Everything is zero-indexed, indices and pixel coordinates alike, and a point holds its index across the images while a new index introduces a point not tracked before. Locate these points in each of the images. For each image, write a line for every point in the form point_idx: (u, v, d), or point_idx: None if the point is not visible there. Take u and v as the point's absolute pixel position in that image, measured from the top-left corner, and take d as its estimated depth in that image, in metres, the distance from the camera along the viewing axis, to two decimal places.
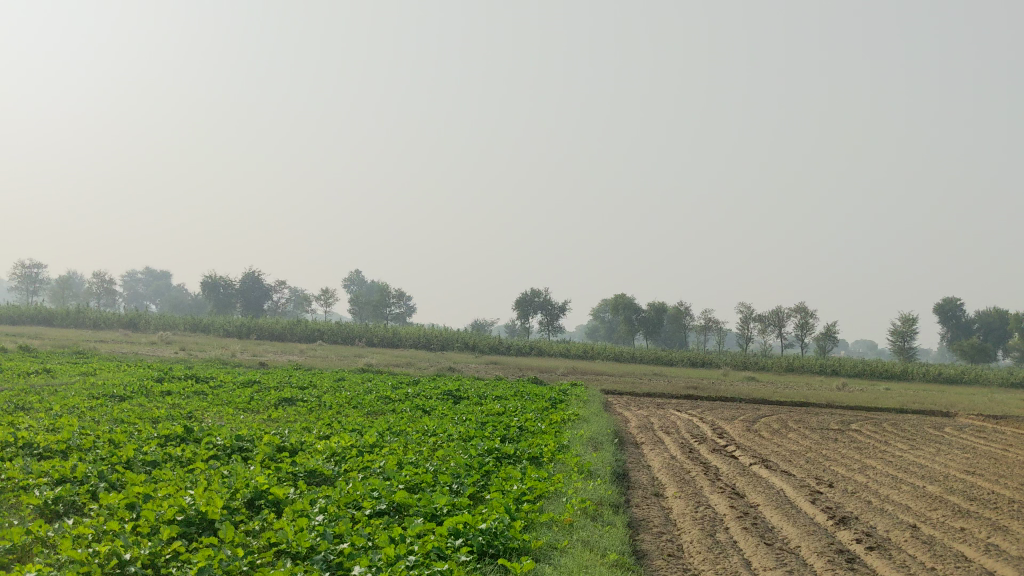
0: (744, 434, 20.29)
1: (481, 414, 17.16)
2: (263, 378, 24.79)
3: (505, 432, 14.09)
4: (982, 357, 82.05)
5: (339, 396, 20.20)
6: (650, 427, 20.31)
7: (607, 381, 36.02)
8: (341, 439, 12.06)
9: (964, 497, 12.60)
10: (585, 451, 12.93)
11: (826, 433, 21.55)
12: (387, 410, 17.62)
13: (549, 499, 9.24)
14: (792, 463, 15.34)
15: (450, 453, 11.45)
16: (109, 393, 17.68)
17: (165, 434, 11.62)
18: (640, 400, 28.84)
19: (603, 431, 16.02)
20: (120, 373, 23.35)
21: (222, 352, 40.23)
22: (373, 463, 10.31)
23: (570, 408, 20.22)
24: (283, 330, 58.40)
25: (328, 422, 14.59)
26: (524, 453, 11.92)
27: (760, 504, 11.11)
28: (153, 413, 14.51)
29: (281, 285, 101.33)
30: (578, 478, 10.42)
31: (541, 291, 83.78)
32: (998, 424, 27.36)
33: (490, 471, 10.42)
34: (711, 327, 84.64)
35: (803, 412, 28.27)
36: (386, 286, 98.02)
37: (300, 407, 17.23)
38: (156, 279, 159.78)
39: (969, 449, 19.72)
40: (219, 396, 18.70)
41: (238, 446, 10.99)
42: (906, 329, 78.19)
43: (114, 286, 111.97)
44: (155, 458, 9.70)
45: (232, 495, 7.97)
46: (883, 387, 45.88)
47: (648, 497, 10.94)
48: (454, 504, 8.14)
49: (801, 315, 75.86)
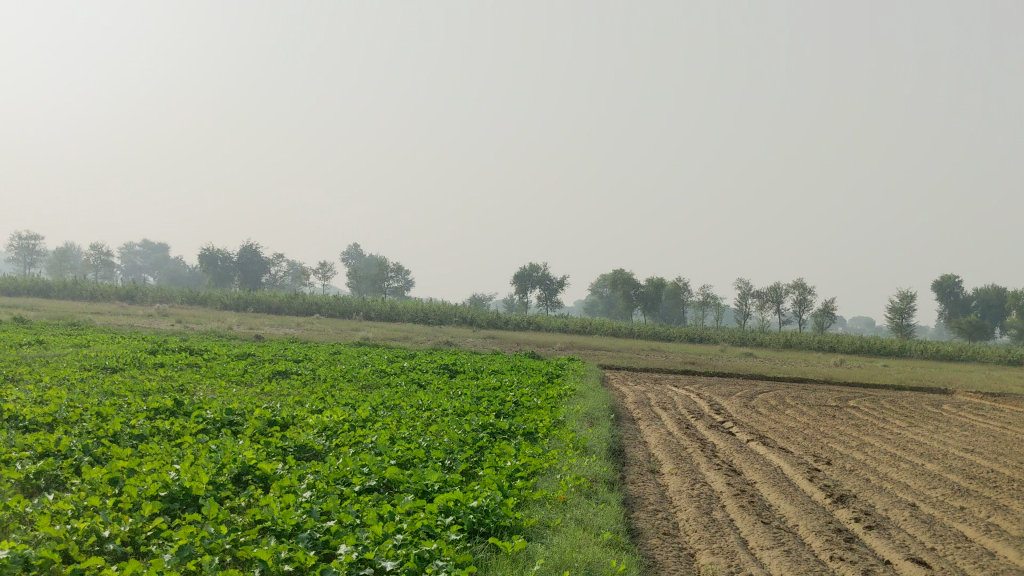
0: (742, 410, 20.15)
1: (477, 389, 16.99)
2: (259, 352, 24.54)
3: (500, 408, 13.92)
4: (980, 335, 81.92)
5: (333, 369, 20.00)
6: (647, 402, 20.17)
7: (604, 356, 35.88)
8: (333, 413, 11.89)
9: (963, 475, 12.47)
10: (581, 426, 12.76)
11: (824, 410, 21.39)
12: (382, 383, 17.47)
13: (543, 476, 9.07)
14: (789, 440, 15.19)
15: (444, 428, 11.28)
16: (101, 365, 17.50)
17: (154, 407, 11.44)
18: (638, 376, 28.68)
19: (599, 406, 15.86)
20: (114, 345, 23.16)
21: (218, 325, 40.04)
22: (365, 438, 10.15)
23: (567, 383, 20.05)
24: (281, 304, 58.18)
25: (322, 396, 14.42)
26: (519, 429, 11.76)
27: (757, 481, 10.97)
28: (145, 385, 14.36)
29: (279, 258, 101.01)
30: (573, 454, 10.25)
31: (540, 265, 83.50)
32: (997, 401, 27.24)
33: (483, 446, 10.26)
34: (710, 302, 84.46)
35: (801, 388, 28.16)
36: (384, 259, 97.66)
37: (293, 381, 17.08)
38: (154, 251, 159.36)
39: (966, 426, 19.59)
40: (213, 369, 18.52)
41: (228, 420, 10.81)
42: (904, 306, 78.07)
43: (112, 258, 111.72)
44: (142, 431, 9.54)
45: (219, 471, 7.79)
46: (881, 364, 45.79)
47: (644, 474, 10.79)
48: (445, 481, 7.99)
49: (800, 291, 75.66)
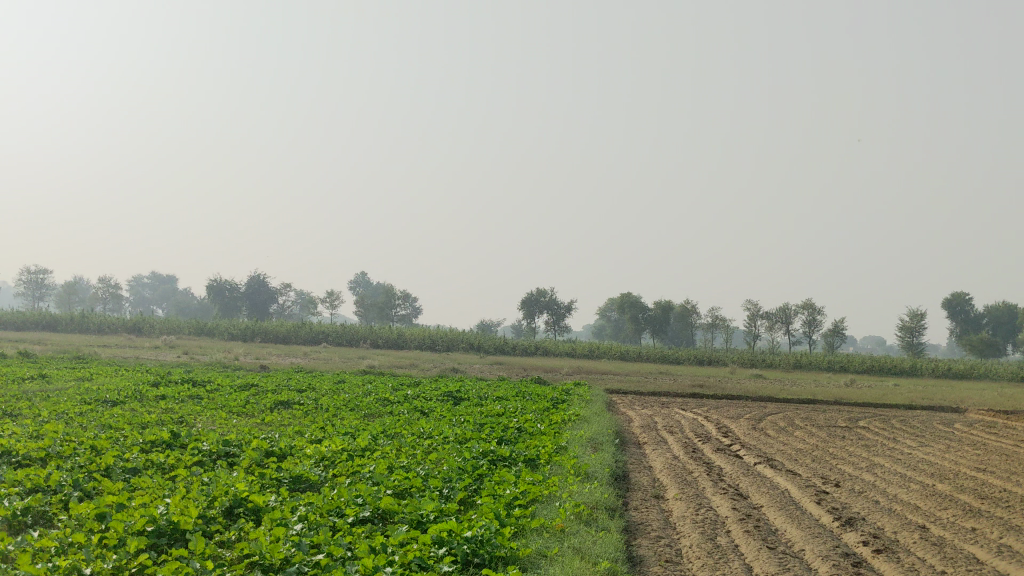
0: (750, 432, 19.89)
1: (480, 416, 16.79)
2: (262, 382, 24.34)
3: (502, 434, 13.73)
4: (992, 352, 81.31)
5: (336, 398, 19.79)
6: (654, 426, 19.94)
7: (612, 380, 35.57)
8: (331, 443, 11.73)
9: (975, 494, 12.23)
10: (584, 452, 12.57)
11: (833, 431, 21.13)
12: (385, 412, 17.30)
13: (543, 503, 8.89)
14: (797, 462, 14.96)
15: (444, 456, 11.10)
16: (101, 398, 17.35)
17: (150, 439, 11.29)
18: (645, 400, 28.38)
19: (604, 431, 15.66)
20: (116, 378, 22.99)
21: (224, 356, 39.91)
22: (362, 467, 9.98)
23: (572, 408, 19.81)
24: (288, 333, 58.07)
25: (322, 426, 14.25)
26: (521, 456, 11.58)
27: (763, 505, 10.76)
28: (144, 418, 14.22)
29: (287, 288, 101.07)
30: (574, 480, 10.07)
31: (546, 290, 83.28)
32: (1009, 419, 26.91)
33: (483, 474, 10.08)
34: (719, 324, 84.05)
35: (810, 409, 27.84)
36: (391, 287, 97.63)
37: (295, 410, 16.91)
38: (162, 284, 159.65)
39: (978, 445, 19.28)
40: (214, 400, 18.35)
41: (224, 451, 10.67)
42: (914, 324, 77.60)
43: (120, 291, 112.02)
44: (136, 464, 9.41)
45: (210, 504, 7.65)
46: (892, 383, 45.38)
47: (648, 500, 10.59)
48: (441, 510, 7.83)
49: (809, 311, 75.26)
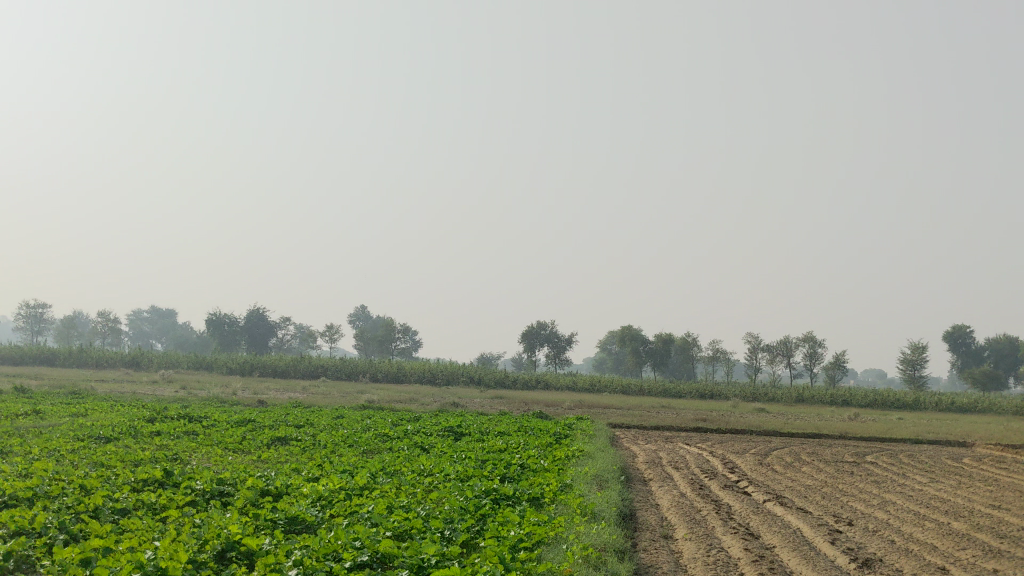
0: (757, 468, 19.52)
1: (481, 452, 16.43)
2: (258, 417, 23.92)
3: (505, 471, 13.38)
4: (994, 385, 80.76)
5: (335, 434, 19.39)
6: (658, 462, 19.57)
7: (614, 414, 35.11)
8: (329, 481, 11.37)
9: (992, 533, 11.87)
10: (590, 490, 12.21)
11: (840, 467, 20.75)
12: (385, 448, 16.94)
13: (548, 546, 8.54)
14: (807, 499, 14.59)
15: (445, 495, 10.76)
16: (94, 435, 16.95)
17: (143, 478, 10.94)
18: (649, 434, 27.99)
19: (609, 467, 15.30)
20: (112, 413, 22.56)
21: (222, 390, 39.47)
22: (361, 507, 9.63)
23: (575, 444, 19.41)
24: (287, 367, 57.61)
25: (320, 463, 13.89)
26: (524, 494, 11.22)
27: (776, 545, 10.40)
28: (137, 455, 13.86)
29: (286, 322, 100.69)
30: (581, 521, 9.71)
31: (547, 323, 82.89)
32: (1017, 454, 26.55)
33: (486, 514, 9.74)
34: (720, 357, 83.57)
35: (815, 444, 27.44)
36: (391, 320, 97.27)
37: (293, 447, 16.55)
38: (162, 318, 159.11)
39: (989, 481, 18.91)
40: (209, 437, 17.95)
41: (217, 491, 10.31)
42: (916, 357, 77.18)
43: (118, 325, 111.51)
44: (126, 505, 9.07)
45: (201, 547, 7.32)
46: (896, 417, 44.92)
47: (657, 540, 10.23)
48: (442, 554, 7.51)
49: (810, 344, 74.92)
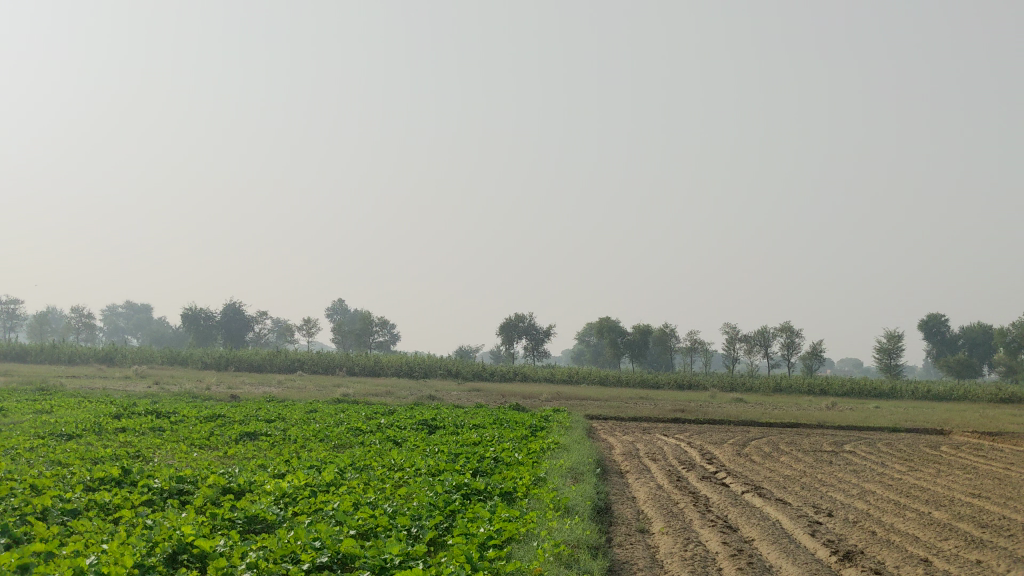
0: (734, 459, 19.27)
1: (455, 446, 16.05)
2: (228, 412, 23.42)
3: (477, 465, 13.06)
4: (969, 372, 81.34)
5: (305, 429, 18.95)
6: (635, 453, 19.31)
7: (591, 405, 34.93)
8: (294, 478, 10.96)
9: (974, 522, 11.65)
10: (564, 483, 11.90)
11: (819, 456, 20.59)
12: (356, 442, 16.58)
13: (519, 543, 8.21)
14: (786, 490, 14.33)
15: (413, 491, 10.40)
16: (57, 432, 16.49)
17: (99, 476, 10.52)
18: (626, 425, 27.73)
19: (585, 460, 15.00)
20: (77, 410, 22.02)
21: (194, 385, 38.84)
22: (325, 504, 9.28)
23: (551, 436, 19.07)
24: (263, 361, 56.95)
25: (287, 459, 13.49)
26: (495, 488, 10.88)
27: (755, 538, 10.12)
28: (97, 452, 13.40)
29: (263, 316, 99.91)
30: (554, 516, 9.38)
31: (525, 315, 82.70)
32: (994, 441, 26.56)
33: (456, 510, 9.40)
34: (698, 348, 83.72)
35: (793, 433, 27.33)
36: (368, 313, 96.65)
37: (261, 442, 16.16)
38: (137, 314, 157.32)
39: (968, 468, 18.83)
40: (176, 433, 17.49)
41: (176, 489, 9.91)
42: (892, 346, 77.54)
43: (92, 320, 110.10)
44: (77, 506, 8.66)
45: (150, 550, 6.95)
46: (873, 405, 45.09)
47: (633, 534, 9.94)
48: (406, 553, 7.17)
49: (787, 334, 75.15)
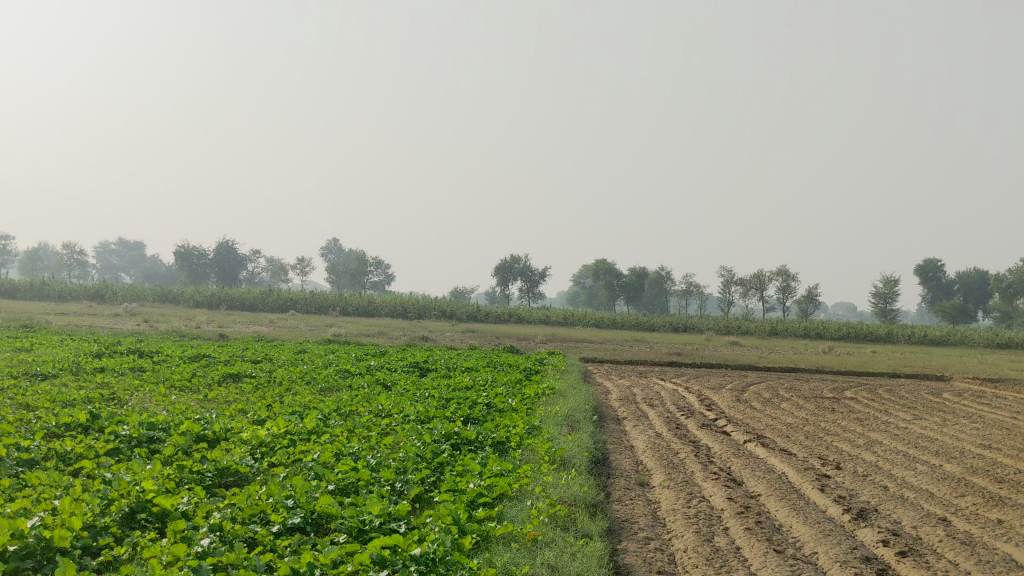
0: (734, 405, 18.72)
1: (446, 390, 15.43)
2: (215, 352, 22.84)
3: (469, 411, 12.44)
4: (963, 318, 81.02)
5: (292, 371, 18.31)
6: (632, 399, 18.69)
7: (587, 348, 34.44)
8: (273, 425, 10.30)
9: (989, 477, 11.10)
10: (560, 432, 11.25)
11: (820, 403, 20.01)
12: (344, 386, 15.95)
13: (511, 500, 7.58)
14: (790, 440, 13.75)
15: (399, 442, 9.76)
16: (32, 372, 15.85)
17: (64, 422, 9.85)
18: (622, 369, 27.26)
19: (581, 406, 14.42)
20: (59, 349, 21.33)
21: (185, 324, 38.27)
22: (305, 455, 8.67)
23: (545, 380, 18.42)
24: (256, 301, 56.26)
25: (269, 403, 12.84)
26: (487, 438, 10.26)
27: (762, 494, 9.53)
28: (68, 394, 12.73)
29: (257, 255, 99.16)
30: (549, 470, 8.76)
31: (520, 257, 81.90)
32: (996, 388, 26.14)
33: (444, 462, 8.76)
34: (693, 291, 83.26)
35: (793, 379, 26.81)
36: (363, 254, 95.80)
37: (245, 384, 15.52)
38: (130, 251, 155.68)
39: (974, 417, 18.29)
40: (157, 374, 16.82)
41: (145, 437, 9.24)
42: (888, 291, 77.10)
43: (85, 257, 108.92)
44: (35, 457, 8.01)
45: (104, 509, 6.31)
46: (871, 350, 44.73)
47: (631, 488, 9.35)
48: (387, 513, 6.54)
49: (783, 278, 74.73)
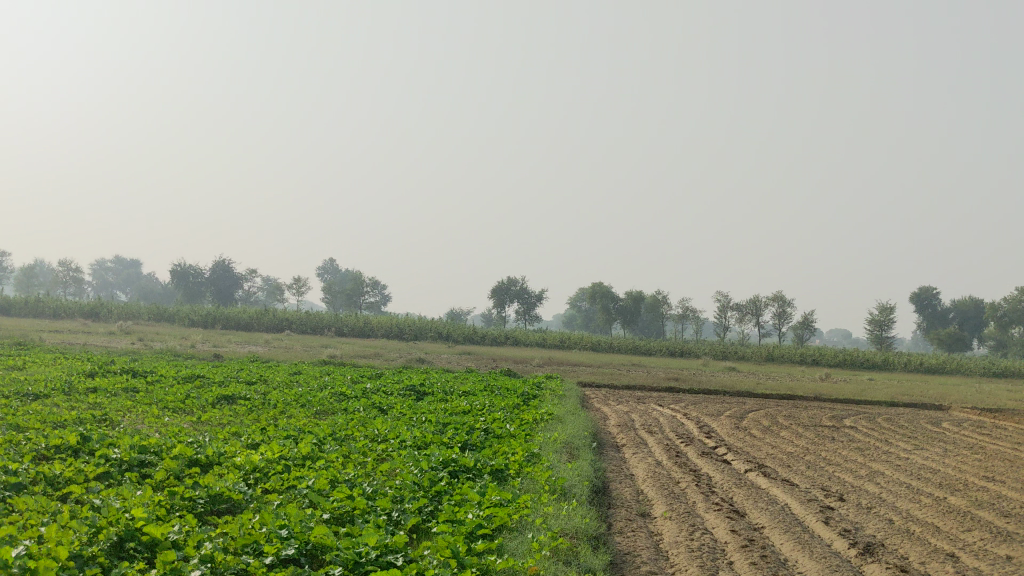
0: (734, 432, 18.52)
1: (443, 414, 15.22)
2: (208, 372, 22.60)
3: (466, 437, 12.24)
4: (959, 346, 80.93)
5: (286, 393, 18.08)
6: (630, 426, 18.49)
7: (583, 372, 34.24)
8: (268, 450, 10.10)
9: (995, 511, 10.92)
10: (559, 460, 11.06)
11: (820, 432, 19.80)
12: (340, 410, 15.73)
13: (512, 532, 7.38)
14: (792, 470, 13.56)
15: (396, 469, 9.56)
16: (23, 391, 15.61)
17: (54, 445, 9.64)
18: (619, 394, 27.04)
19: (580, 432, 14.22)
20: (50, 367, 21.07)
21: (179, 343, 38.00)
22: (300, 482, 8.48)
23: (543, 406, 18.19)
24: (251, 320, 55.97)
25: (263, 427, 12.63)
26: (485, 466, 10.07)
27: (766, 526, 9.34)
28: (59, 415, 12.51)
29: (252, 275, 98.88)
30: (549, 500, 8.58)
31: (517, 279, 81.79)
32: (995, 418, 25.95)
33: (441, 491, 8.57)
34: (689, 315, 83.10)
35: (791, 406, 26.62)
36: (359, 274, 95.60)
37: (239, 407, 15.29)
38: (126, 269, 155.24)
39: (976, 449, 18.10)
40: (150, 395, 16.58)
41: (137, 460, 9.03)
42: (884, 318, 77.04)
43: (80, 274, 108.56)
44: (22, 481, 7.80)
45: (92, 538, 6.11)
46: (868, 378, 44.55)
47: (633, 520, 9.17)
48: (385, 545, 6.35)
49: (779, 304, 74.61)
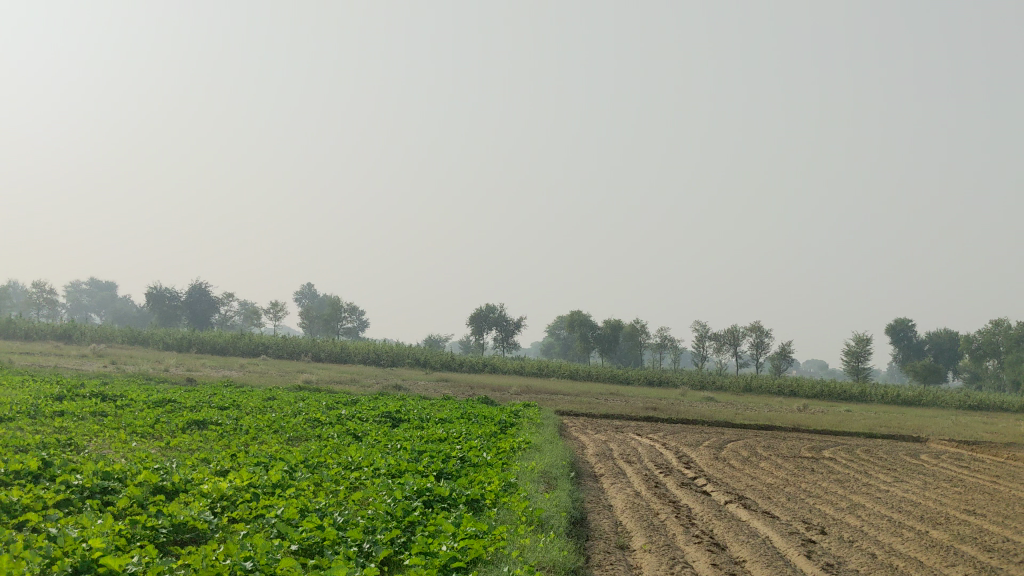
0: (713, 463, 18.33)
1: (419, 442, 14.93)
2: (181, 396, 22.15)
3: (442, 465, 11.98)
4: (934, 378, 81.31)
5: (260, 419, 17.68)
6: (609, 455, 18.26)
7: (562, 400, 33.99)
8: (237, 477, 9.81)
9: (977, 545, 10.78)
10: (536, 490, 10.82)
11: (799, 463, 19.63)
12: (313, 436, 15.41)
13: (487, 565, 7.12)
14: (771, 501, 13.38)
15: (368, 497, 9.30)
16: None
17: (13, 470, 9.31)
18: (597, 423, 26.80)
19: (558, 462, 13.98)
20: (18, 390, 20.57)
21: (152, 366, 37.38)
22: (268, 510, 8.21)
23: (520, 434, 17.93)
24: (226, 344, 55.32)
25: (234, 453, 12.31)
26: (461, 495, 9.82)
27: (747, 559, 9.13)
28: (21, 439, 12.14)
29: (229, 299, 98.01)
30: (526, 531, 8.33)
31: (496, 306, 81.58)
32: (972, 450, 25.90)
33: (415, 522, 8.31)
34: (667, 345, 83.07)
35: (771, 436, 26.44)
36: (337, 300, 95.02)
37: (210, 432, 14.94)
38: (100, 292, 153.47)
39: (954, 481, 18.01)
40: (119, 419, 16.16)
41: (99, 487, 8.72)
42: (860, 350, 77.31)
43: (54, 296, 107.23)
44: None
45: (45, 568, 5.81)
46: (845, 409, 44.58)
47: (612, 552, 8.93)
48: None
49: (757, 334, 74.73)
